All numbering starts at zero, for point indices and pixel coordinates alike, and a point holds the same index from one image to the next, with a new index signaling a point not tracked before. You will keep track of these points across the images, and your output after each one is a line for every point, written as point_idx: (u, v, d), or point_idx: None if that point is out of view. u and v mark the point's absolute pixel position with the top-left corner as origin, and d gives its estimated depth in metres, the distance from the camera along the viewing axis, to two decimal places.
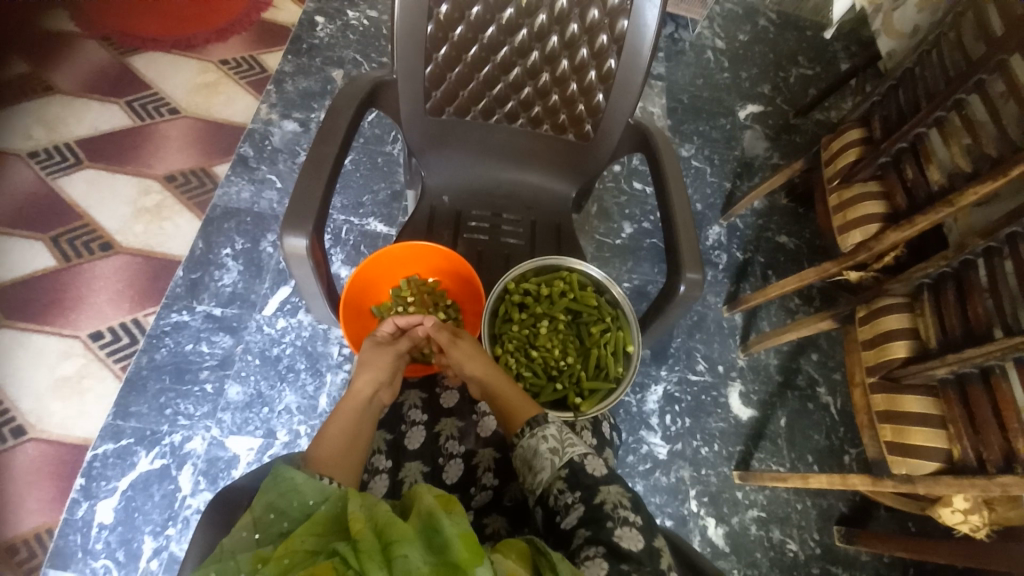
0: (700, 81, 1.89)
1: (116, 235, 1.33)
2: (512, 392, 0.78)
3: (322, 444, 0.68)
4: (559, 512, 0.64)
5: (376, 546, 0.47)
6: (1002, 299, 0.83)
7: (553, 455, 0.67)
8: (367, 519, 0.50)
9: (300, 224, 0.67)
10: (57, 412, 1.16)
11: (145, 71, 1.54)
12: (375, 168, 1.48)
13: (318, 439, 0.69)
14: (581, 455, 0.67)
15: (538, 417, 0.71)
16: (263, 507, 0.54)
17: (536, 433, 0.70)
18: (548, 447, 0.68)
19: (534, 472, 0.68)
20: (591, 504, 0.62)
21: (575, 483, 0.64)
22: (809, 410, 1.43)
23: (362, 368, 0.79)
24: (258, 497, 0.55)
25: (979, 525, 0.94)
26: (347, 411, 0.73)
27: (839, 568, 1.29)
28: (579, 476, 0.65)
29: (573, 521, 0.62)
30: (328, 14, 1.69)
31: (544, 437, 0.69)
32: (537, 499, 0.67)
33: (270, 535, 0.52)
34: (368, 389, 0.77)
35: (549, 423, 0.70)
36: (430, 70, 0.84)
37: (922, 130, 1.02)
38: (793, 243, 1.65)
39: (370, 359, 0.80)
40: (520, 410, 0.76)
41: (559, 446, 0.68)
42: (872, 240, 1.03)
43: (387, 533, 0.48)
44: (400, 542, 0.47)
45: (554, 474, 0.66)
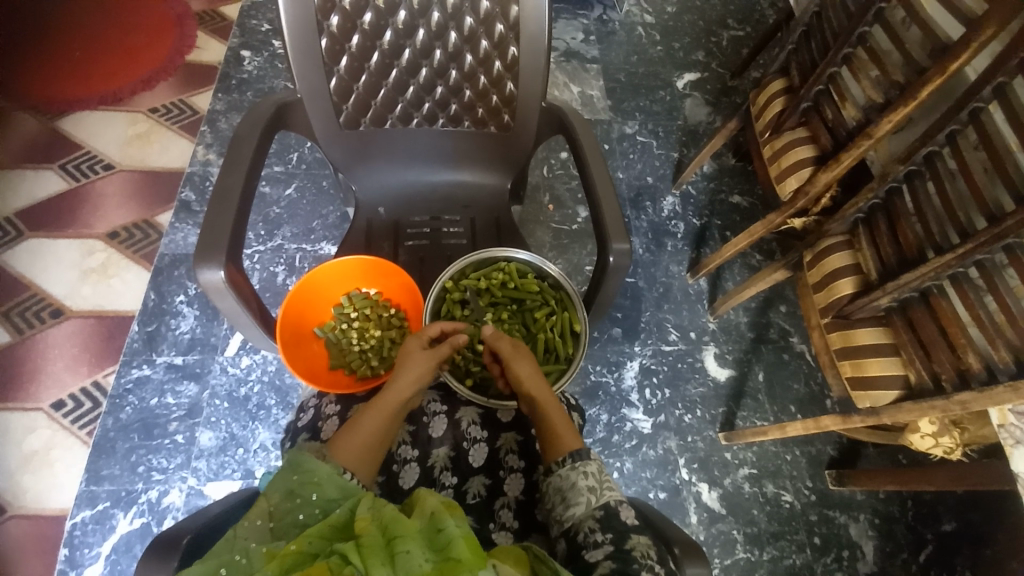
0: (634, 58, 1.91)
1: (65, 300, 1.30)
2: (558, 417, 0.73)
3: (353, 432, 0.67)
4: (584, 546, 0.62)
5: (380, 542, 0.48)
6: (928, 221, 0.85)
7: (591, 493, 0.65)
8: (372, 518, 0.51)
9: (213, 257, 0.68)
10: (30, 486, 1.13)
11: (74, 132, 1.52)
12: (320, 192, 1.47)
13: (350, 427, 0.68)
14: (617, 501, 0.65)
15: (581, 451, 0.69)
16: (279, 498, 0.55)
17: (575, 467, 0.68)
18: (586, 484, 0.66)
19: (567, 504, 0.66)
20: (621, 548, 0.59)
21: (608, 525, 0.62)
22: (786, 361, 1.44)
23: (404, 365, 0.75)
24: (274, 483, 0.57)
25: (952, 446, 0.94)
26: (382, 405, 0.71)
27: (837, 512, 1.29)
28: (613, 519, 0.63)
29: (598, 556, 0.60)
30: (253, 47, 1.68)
31: (584, 473, 0.67)
32: (563, 530, 0.66)
33: (285, 525, 0.54)
34: (410, 390, 0.73)
35: (593, 460, 0.68)
36: (335, 84, 0.84)
37: (834, 70, 1.04)
38: (746, 201, 1.67)
39: (411, 357, 0.76)
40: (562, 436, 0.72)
41: (597, 485, 0.66)
42: (807, 184, 1.04)
43: (390, 530, 0.49)
44: (403, 538, 0.48)
45: (588, 511, 0.64)
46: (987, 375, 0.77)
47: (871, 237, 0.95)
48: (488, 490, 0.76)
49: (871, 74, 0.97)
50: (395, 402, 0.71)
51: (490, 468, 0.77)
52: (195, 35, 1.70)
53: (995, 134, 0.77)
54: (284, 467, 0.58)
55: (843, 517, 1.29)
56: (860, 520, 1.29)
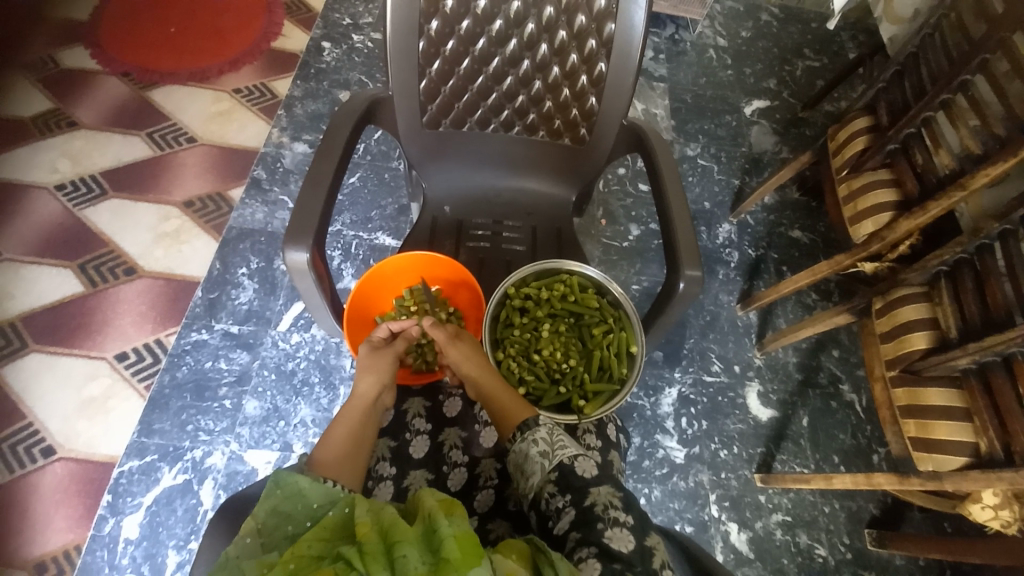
0: (703, 80, 1.88)
1: (138, 260, 1.39)
2: (506, 393, 0.78)
3: (326, 448, 0.69)
4: (551, 515, 0.62)
5: (380, 548, 0.49)
6: (1022, 284, 0.80)
7: (544, 458, 0.66)
8: (371, 523, 0.52)
9: (301, 239, 0.71)
10: (86, 431, 1.21)
11: (162, 103, 1.62)
12: (382, 183, 1.52)
13: (323, 441, 0.70)
14: (570, 458, 0.65)
15: (528, 420, 0.71)
16: (266, 514, 0.56)
17: (526, 437, 0.70)
18: (538, 450, 0.67)
19: (526, 477, 0.67)
20: (581, 507, 0.60)
21: (565, 485, 0.63)
22: (833, 408, 1.38)
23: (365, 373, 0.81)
24: (261, 502, 0.57)
25: (1011, 521, 0.88)
26: (350, 414, 0.75)
27: (873, 574, 1.23)
28: (569, 478, 0.63)
29: (565, 524, 0.60)
30: (333, 39, 1.75)
31: (533, 440, 0.68)
32: (530, 504, 0.66)
33: (276, 540, 0.54)
34: (374, 391, 0.78)
35: (538, 425, 0.69)
36: (424, 84, 0.87)
37: (929, 114, 0.99)
38: (807, 237, 1.61)
39: (372, 365, 0.82)
40: (512, 412, 0.75)
41: (548, 448, 0.67)
42: (886, 229, 1.00)
43: (390, 535, 0.50)
44: (400, 543, 0.49)
45: (544, 477, 0.65)
46: None
47: (954, 292, 0.91)
48: None
49: (970, 123, 0.93)
50: (361, 408, 0.76)
51: None
52: (282, 23, 1.78)
53: None
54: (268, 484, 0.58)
55: None
56: None
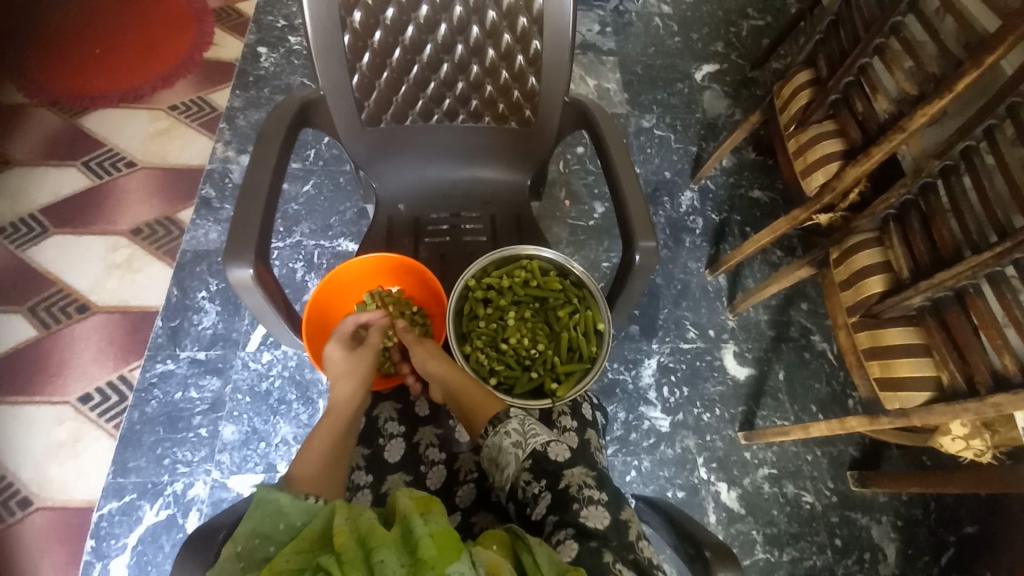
0: (652, 50, 1.87)
1: (91, 295, 1.33)
2: (473, 389, 0.77)
3: (305, 461, 0.67)
4: (528, 502, 0.62)
5: (357, 555, 0.47)
6: (966, 219, 0.83)
7: (517, 448, 0.65)
8: (349, 531, 0.51)
9: (242, 254, 0.68)
10: (57, 478, 1.16)
11: (96, 129, 1.54)
12: (338, 188, 1.48)
13: (300, 455, 0.68)
14: (544, 444, 0.65)
15: (499, 414, 0.70)
16: (247, 534, 0.54)
17: (499, 430, 0.69)
18: (511, 441, 0.66)
19: (501, 469, 0.66)
20: (556, 490, 0.61)
21: (540, 471, 0.63)
22: (807, 359, 1.42)
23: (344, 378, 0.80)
24: (240, 526, 0.55)
25: (982, 449, 0.91)
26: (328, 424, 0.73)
27: (858, 513, 1.28)
28: (543, 464, 0.63)
29: (542, 509, 0.61)
30: (270, 43, 1.69)
31: (506, 432, 0.68)
32: (507, 495, 0.65)
33: (256, 561, 0.52)
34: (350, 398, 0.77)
35: (510, 417, 0.68)
36: (357, 80, 0.84)
37: (865, 61, 1.01)
38: (767, 196, 1.64)
39: (349, 368, 0.80)
40: (481, 406, 0.75)
41: (521, 437, 0.66)
42: (835, 179, 1.02)
43: (368, 540, 0.49)
44: (379, 547, 0.48)
45: (519, 466, 0.64)
46: None
47: (903, 234, 0.93)
48: None
49: (903, 66, 0.94)
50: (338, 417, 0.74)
51: None
52: (213, 32, 1.71)
53: None
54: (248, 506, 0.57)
55: (865, 519, 1.27)
56: (882, 522, 1.27)
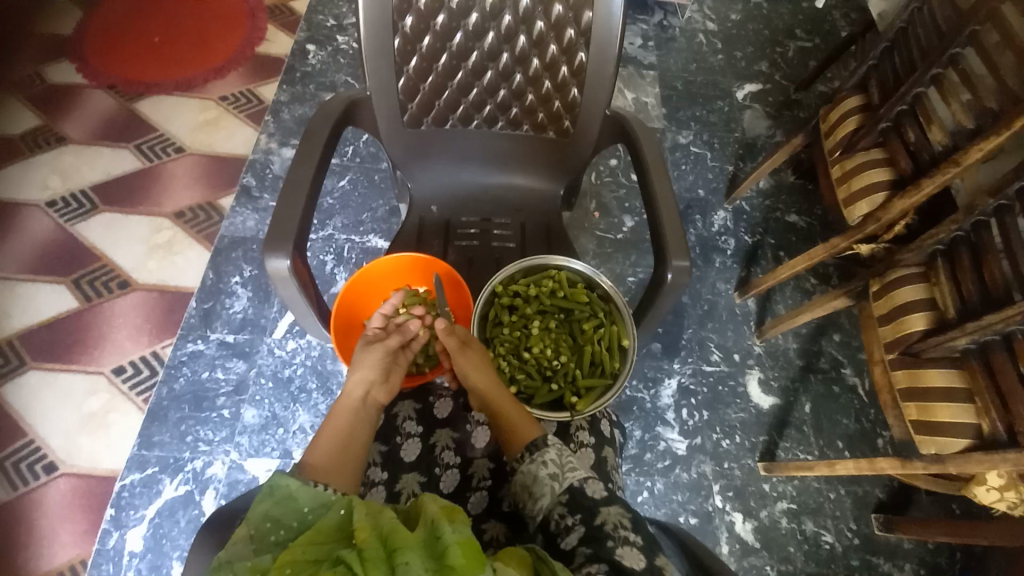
0: (694, 66, 1.85)
1: (131, 273, 1.39)
2: (512, 408, 0.75)
3: (315, 453, 0.69)
4: (559, 534, 0.61)
5: (380, 554, 0.48)
6: (1020, 261, 0.78)
7: (553, 480, 0.65)
8: (371, 528, 0.51)
9: (280, 246, 0.70)
10: (87, 446, 1.21)
11: (149, 115, 1.61)
12: (372, 185, 1.51)
13: (310, 449, 0.70)
14: (581, 480, 0.64)
15: (537, 441, 0.69)
16: (258, 519, 0.54)
17: (534, 458, 0.68)
18: (547, 472, 0.66)
19: (534, 498, 0.65)
20: (591, 525, 0.60)
21: (575, 506, 0.62)
22: (836, 393, 1.36)
23: (354, 369, 0.79)
24: (252, 508, 0.55)
25: (1018, 502, 0.86)
26: (337, 418, 0.74)
27: (881, 558, 1.22)
28: (579, 499, 0.62)
29: (573, 542, 0.60)
30: (318, 41, 1.74)
31: (543, 462, 0.67)
32: (538, 526, 0.65)
33: (266, 545, 0.53)
34: (358, 391, 0.77)
35: (548, 447, 0.67)
36: (403, 83, 0.86)
37: (921, 90, 0.97)
38: (804, 221, 1.59)
39: (359, 362, 0.80)
40: (518, 428, 0.73)
41: (558, 470, 0.65)
42: (882, 210, 0.98)
43: (391, 541, 0.49)
44: (403, 550, 0.48)
45: (554, 499, 0.63)
46: None
47: (952, 271, 0.89)
48: None
49: (962, 97, 0.91)
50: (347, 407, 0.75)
51: None
52: (266, 28, 1.77)
53: None
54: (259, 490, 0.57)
55: (887, 565, 1.21)
56: (906, 570, 1.21)
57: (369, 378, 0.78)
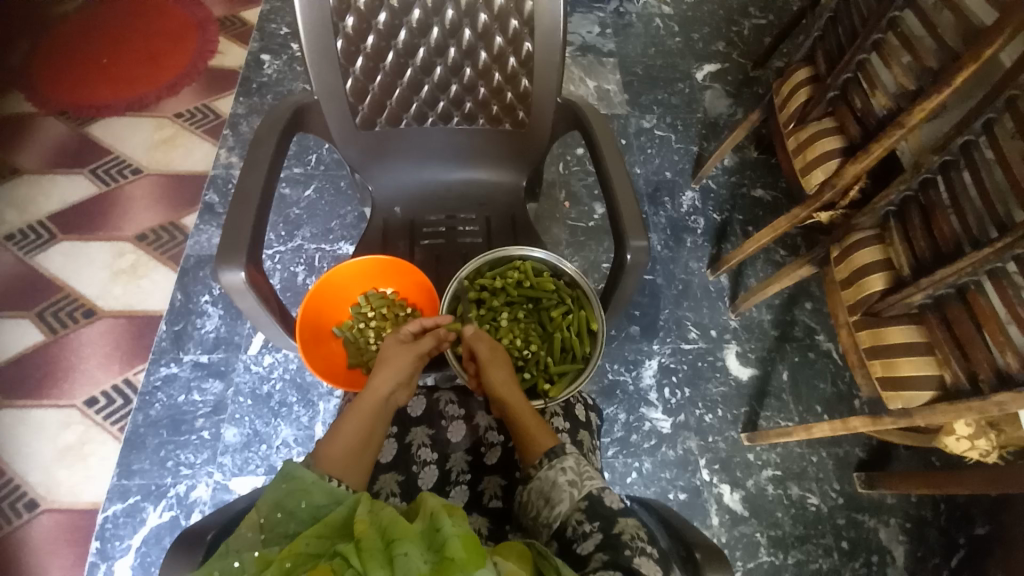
0: (652, 50, 1.87)
1: (97, 301, 1.35)
2: (530, 418, 0.73)
3: (333, 442, 0.68)
4: (575, 541, 0.60)
5: (378, 545, 0.47)
6: (965, 214, 0.81)
7: (572, 487, 0.65)
8: (370, 521, 0.51)
9: (233, 258, 0.70)
10: (65, 480, 1.18)
11: (103, 138, 1.57)
12: (339, 193, 1.49)
13: (329, 435, 0.68)
14: (599, 489, 0.65)
15: (556, 449, 0.69)
16: (269, 509, 0.55)
17: (553, 465, 0.68)
18: (566, 479, 0.66)
19: (551, 504, 0.65)
20: (609, 533, 0.59)
21: (594, 513, 0.62)
22: (812, 359, 1.40)
23: (381, 366, 0.75)
24: (263, 497, 0.56)
25: (988, 449, 0.88)
26: (360, 411, 0.71)
27: (865, 516, 1.25)
28: (598, 507, 0.62)
29: (590, 548, 0.59)
30: (272, 51, 1.71)
31: (562, 469, 0.67)
32: (552, 533, 0.64)
33: (276, 536, 0.53)
34: (385, 390, 0.73)
35: (568, 454, 0.67)
36: (351, 84, 0.85)
37: (862, 57, 0.99)
38: (770, 195, 1.62)
39: (387, 358, 0.76)
40: (534, 438, 0.72)
41: (577, 477, 0.66)
42: (834, 176, 1.00)
43: (389, 532, 0.48)
44: (401, 540, 0.47)
45: (573, 505, 0.63)
46: None
47: (903, 231, 0.92)
48: (504, 491, 0.77)
49: (902, 60, 0.93)
50: (373, 403, 0.72)
51: (505, 469, 0.78)
52: (217, 41, 1.73)
53: None
54: (275, 477, 0.57)
55: (873, 521, 1.24)
56: (890, 524, 1.24)
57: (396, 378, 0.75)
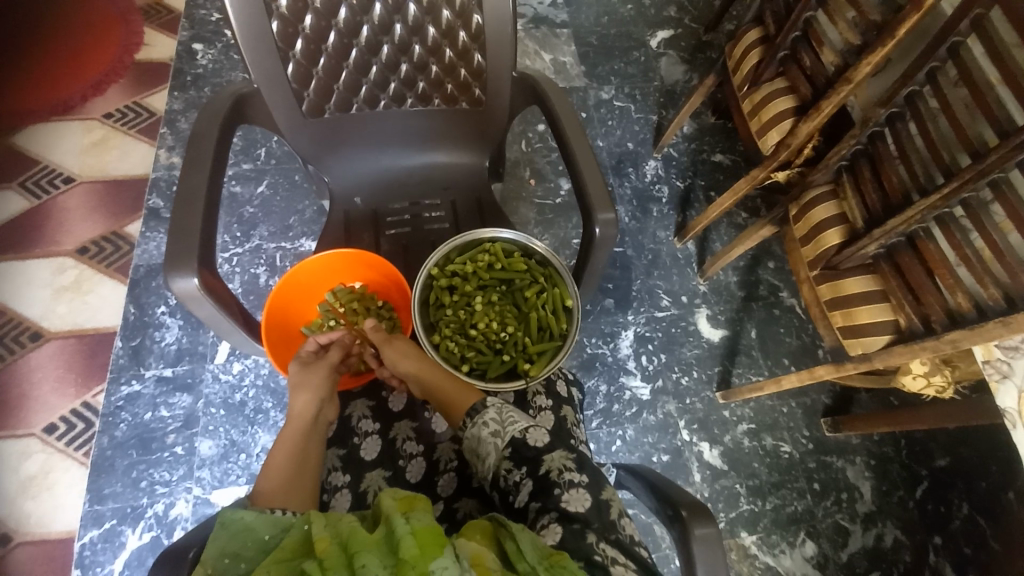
0: (605, 19, 1.84)
1: (42, 322, 1.26)
2: (448, 383, 0.75)
3: (268, 479, 0.64)
4: (510, 491, 0.63)
5: (337, 562, 0.46)
6: (912, 164, 0.85)
7: (495, 438, 0.65)
8: (328, 536, 0.49)
9: (184, 265, 0.66)
10: (33, 511, 1.12)
11: (26, 145, 1.44)
12: (294, 187, 1.42)
13: (262, 475, 0.65)
14: (522, 431, 0.65)
15: (476, 405, 0.69)
16: (220, 552, 0.52)
17: (476, 421, 0.68)
18: (489, 431, 0.66)
19: (481, 459, 0.66)
20: (538, 476, 0.62)
21: (519, 459, 0.63)
22: (777, 315, 1.45)
23: (296, 392, 0.75)
24: (208, 546, 0.52)
25: (944, 385, 0.95)
26: (288, 439, 0.69)
27: (834, 457, 1.33)
28: (522, 451, 0.64)
29: (525, 497, 0.62)
30: (205, 39, 1.60)
31: (484, 423, 0.67)
32: (489, 484, 0.66)
33: None
34: (310, 409, 0.73)
35: (487, 408, 0.67)
36: (293, 70, 0.80)
37: (809, 15, 1.01)
38: (729, 159, 1.65)
39: (297, 385, 0.76)
40: (457, 401, 0.73)
41: (499, 426, 0.66)
42: (790, 136, 1.02)
43: (348, 546, 0.47)
44: (359, 551, 0.46)
45: (500, 456, 0.64)
46: (976, 314, 0.78)
47: (856, 185, 0.95)
48: None
49: (847, 15, 0.95)
50: (300, 427, 0.71)
51: None
52: (142, 31, 1.60)
53: (974, 69, 0.77)
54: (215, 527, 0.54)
55: (840, 462, 1.33)
56: (856, 463, 1.33)
57: (313, 399, 0.74)
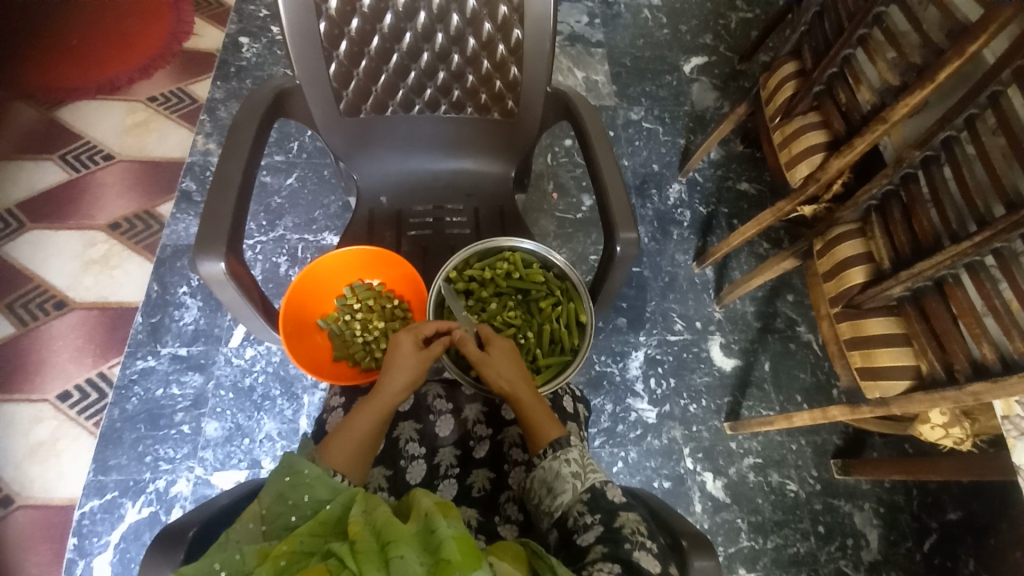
0: (641, 41, 1.86)
1: (68, 292, 1.30)
2: (535, 407, 0.72)
3: (339, 440, 0.66)
4: (576, 531, 0.60)
5: (373, 547, 0.45)
6: (944, 209, 0.83)
7: (575, 479, 0.64)
8: (364, 523, 0.48)
9: (212, 249, 0.68)
10: (38, 476, 1.14)
11: (73, 121, 1.50)
12: (322, 181, 1.45)
13: (338, 433, 0.67)
14: (602, 482, 0.64)
15: (562, 440, 0.68)
16: (271, 500, 0.53)
17: (557, 456, 0.67)
18: (570, 471, 0.65)
19: (553, 494, 0.65)
20: (610, 526, 0.58)
21: (596, 505, 0.61)
22: (792, 350, 1.43)
23: (393, 369, 0.73)
24: (265, 488, 0.54)
25: (962, 437, 0.91)
26: (371, 410, 0.70)
27: (841, 501, 1.29)
28: (599, 499, 0.62)
29: (590, 540, 0.58)
30: (251, 33, 1.65)
31: (567, 460, 0.66)
32: (554, 521, 0.63)
33: (276, 528, 0.51)
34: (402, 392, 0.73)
35: (573, 445, 0.67)
36: (334, 69, 0.82)
37: (848, 52, 1.00)
38: (754, 188, 1.64)
39: (400, 361, 0.74)
40: (538, 426, 0.71)
41: (581, 469, 0.65)
42: (819, 170, 1.02)
43: (384, 534, 0.46)
44: (396, 542, 0.45)
45: (575, 497, 0.63)
46: (1001, 367, 0.76)
47: (885, 225, 0.94)
48: (493, 483, 0.77)
49: (887, 55, 0.94)
50: (387, 405, 0.71)
51: (494, 462, 0.78)
52: (192, 21, 1.66)
53: (1015, 119, 0.76)
54: (276, 469, 0.55)
55: (847, 506, 1.29)
56: (864, 509, 1.29)
57: (408, 381, 0.73)
